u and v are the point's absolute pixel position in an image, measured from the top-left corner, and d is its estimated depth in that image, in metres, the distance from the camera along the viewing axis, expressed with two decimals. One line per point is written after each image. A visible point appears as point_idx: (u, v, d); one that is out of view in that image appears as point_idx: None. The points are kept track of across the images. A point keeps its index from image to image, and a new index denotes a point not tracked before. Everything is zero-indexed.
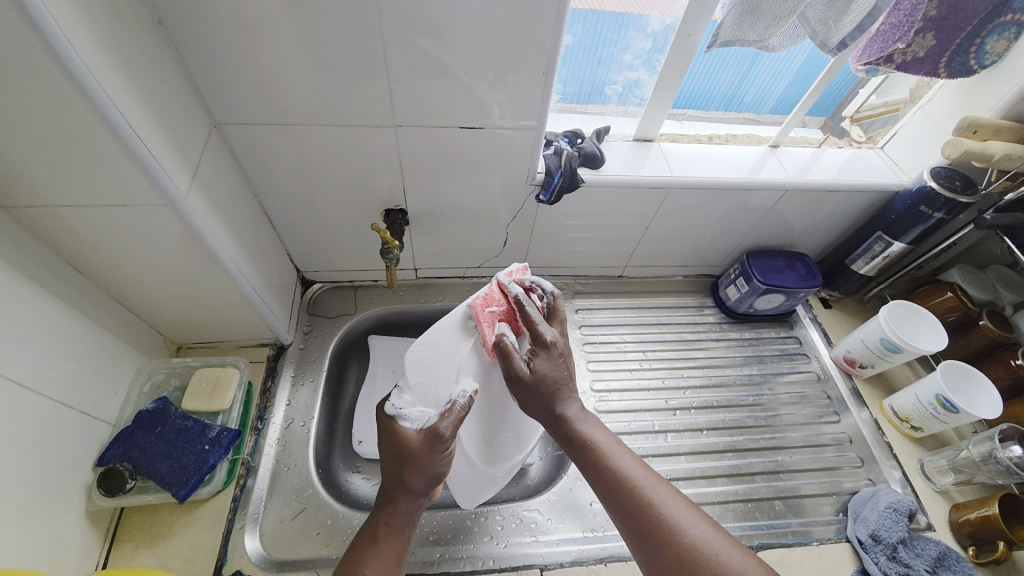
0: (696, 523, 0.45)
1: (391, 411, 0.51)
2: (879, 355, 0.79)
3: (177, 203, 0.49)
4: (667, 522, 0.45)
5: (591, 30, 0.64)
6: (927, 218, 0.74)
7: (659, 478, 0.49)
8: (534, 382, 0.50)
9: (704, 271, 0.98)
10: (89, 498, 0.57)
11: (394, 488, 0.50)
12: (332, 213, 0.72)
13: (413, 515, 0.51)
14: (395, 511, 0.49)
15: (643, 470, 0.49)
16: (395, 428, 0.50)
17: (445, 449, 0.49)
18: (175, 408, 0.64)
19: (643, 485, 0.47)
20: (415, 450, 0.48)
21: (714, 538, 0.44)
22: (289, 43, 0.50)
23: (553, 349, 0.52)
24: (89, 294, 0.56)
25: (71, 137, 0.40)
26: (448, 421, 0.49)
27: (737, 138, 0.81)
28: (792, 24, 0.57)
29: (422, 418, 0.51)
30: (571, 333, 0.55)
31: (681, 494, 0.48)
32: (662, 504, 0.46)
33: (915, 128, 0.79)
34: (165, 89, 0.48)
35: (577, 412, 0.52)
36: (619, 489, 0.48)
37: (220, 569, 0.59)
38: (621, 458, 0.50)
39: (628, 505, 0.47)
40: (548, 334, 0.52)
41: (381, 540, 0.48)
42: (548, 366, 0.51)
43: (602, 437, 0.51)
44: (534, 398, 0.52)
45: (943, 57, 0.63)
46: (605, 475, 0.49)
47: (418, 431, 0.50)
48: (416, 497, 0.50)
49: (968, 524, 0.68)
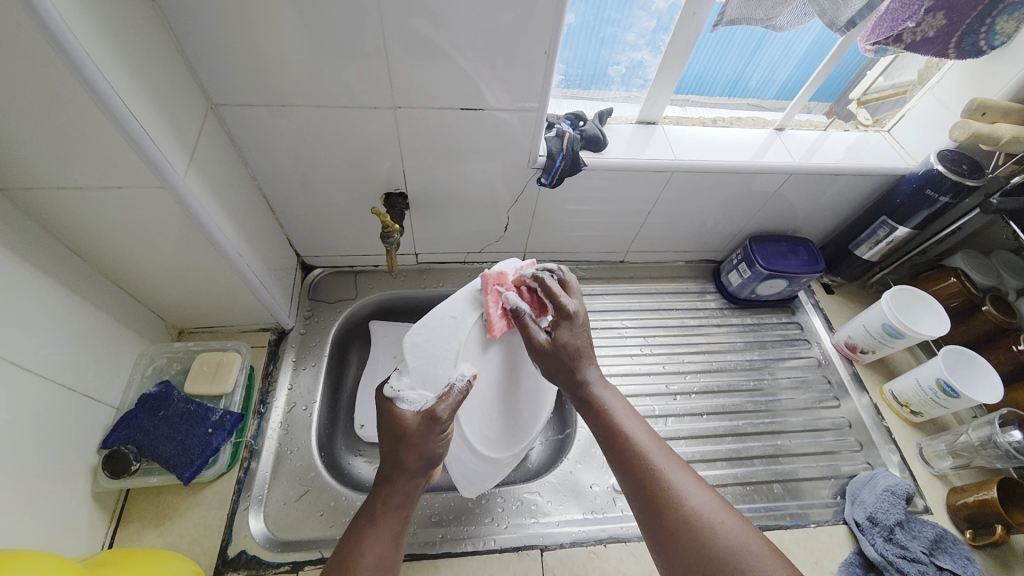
0: (702, 497, 0.45)
1: (390, 393, 0.52)
2: (880, 340, 0.79)
3: (174, 185, 0.48)
4: (674, 494, 0.45)
5: (594, 9, 0.63)
6: (933, 202, 0.73)
7: (671, 452, 0.49)
8: (555, 349, 0.53)
9: (706, 256, 0.97)
10: (94, 480, 0.58)
11: (392, 467, 0.50)
12: (331, 196, 0.72)
13: (410, 495, 0.51)
14: (393, 489, 0.50)
15: (654, 440, 0.50)
16: (393, 410, 0.51)
17: (442, 430, 0.51)
18: (178, 392, 0.65)
19: (652, 455, 0.48)
20: (412, 430, 0.49)
21: (719, 512, 0.44)
22: (285, 22, 0.49)
23: (574, 320, 0.54)
24: (89, 278, 0.56)
25: (65, 117, 0.40)
26: (446, 403, 0.51)
27: (741, 121, 0.80)
28: (799, 1, 0.56)
29: (420, 400, 0.51)
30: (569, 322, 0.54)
31: (689, 467, 0.48)
32: (670, 476, 0.46)
33: (923, 112, 0.77)
34: (160, 69, 0.47)
35: (596, 377, 0.54)
36: (629, 458, 0.48)
37: (225, 549, 0.60)
38: (634, 426, 0.50)
39: (637, 474, 0.47)
40: (572, 304, 0.54)
41: (379, 518, 0.49)
42: (569, 336, 0.53)
43: (618, 406, 0.52)
44: (556, 367, 0.54)
45: (954, 38, 0.61)
46: (617, 444, 0.50)
47: (416, 412, 0.50)
48: (414, 476, 0.50)
49: (965, 507, 0.68)
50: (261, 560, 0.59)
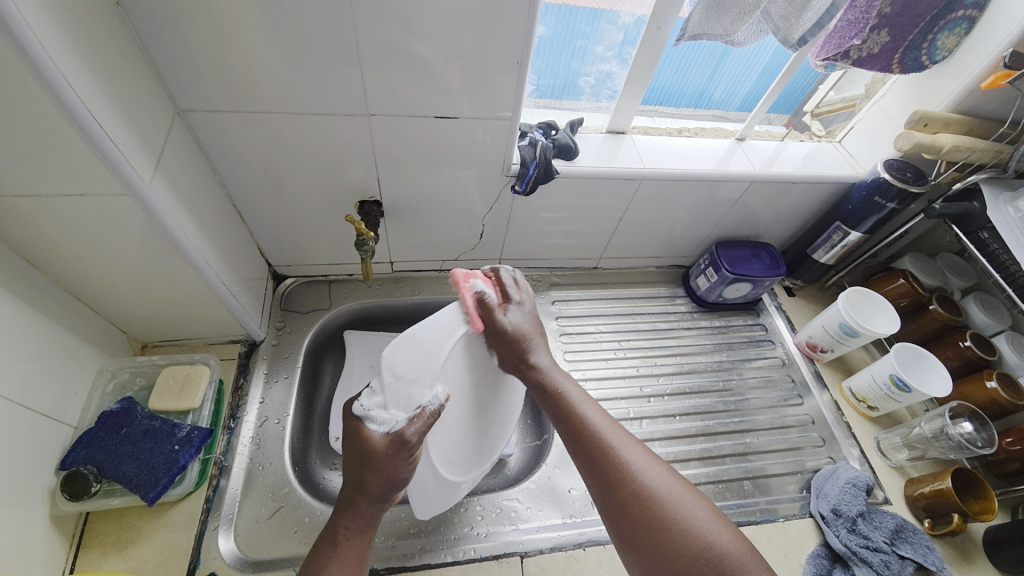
0: (654, 472, 0.46)
1: (359, 412, 0.50)
2: (838, 339, 0.83)
3: (139, 192, 0.47)
4: (627, 472, 0.46)
5: (564, 22, 0.65)
6: (881, 208, 0.78)
7: (622, 428, 0.51)
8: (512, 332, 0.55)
9: (675, 262, 1.01)
10: (51, 504, 0.55)
11: (355, 492, 0.49)
12: (303, 206, 0.71)
13: (375, 516, 0.50)
14: (354, 514, 0.49)
15: (608, 421, 0.51)
16: (362, 430, 0.49)
17: (411, 456, 0.49)
18: (141, 408, 0.62)
19: (608, 436, 0.49)
20: (379, 453, 0.48)
21: (669, 483, 0.46)
22: (257, 30, 0.49)
23: (521, 305, 0.57)
24: (46, 290, 0.54)
25: (25, 123, 0.38)
26: (415, 427, 0.49)
27: (705, 132, 0.83)
28: (755, 19, 0.59)
29: (389, 421, 0.49)
30: (522, 311, 0.57)
31: (642, 444, 0.49)
32: (625, 455, 0.48)
33: (871, 123, 0.83)
34: (125, 73, 0.46)
35: (548, 362, 0.55)
36: (585, 440, 0.49)
37: (193, 572, 0.57)
38: (588, 408, 0.52)
39: (591, 457, 0.48)
40: (520, 295, 0.58)
41: (340, 545, 0.48)
42: (521, 318, 0.56)
43: (571, 387, 0.53)
44: (511, 350, 0.55)
45: (898, 53, 0.66)
46: (570, 426, 0.51)
47: (384, 434, 0.49)
48: (377, 501, 0.49)
49: (923, 498, 0.72)
50: None
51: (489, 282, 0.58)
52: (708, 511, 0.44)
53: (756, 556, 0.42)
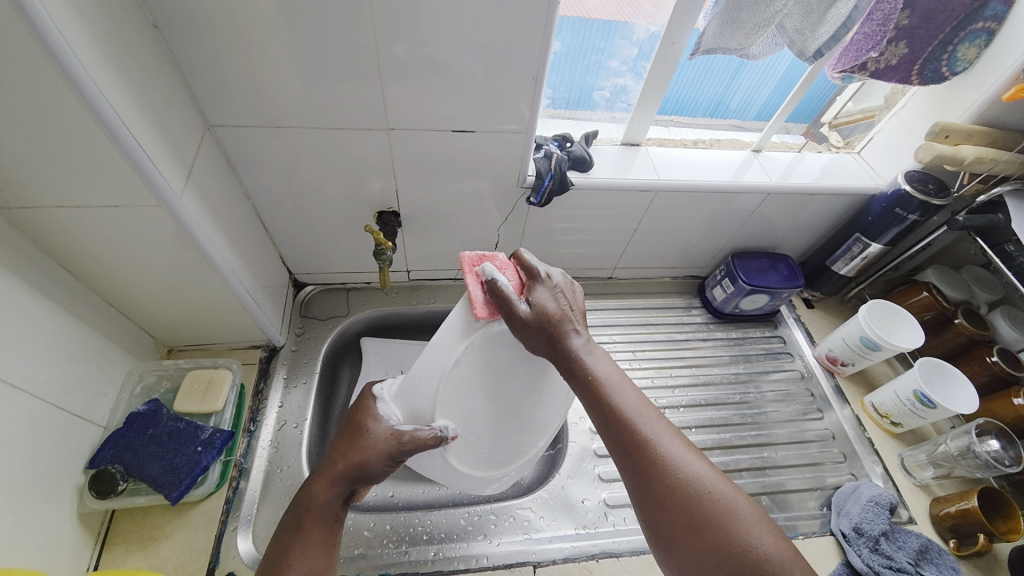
0: (690, 462, 0.45)
1: (377, 393, 0.57)
2: (859, 353, 0.81)
3: (170, 203, 0.49)
4: (665, 459, 0.44)
5: (579, 37, 0.66)
6: (902, 219, 0.77)
7: (659, 416, 0.49)
8: (537, 320, 0.49)
9: (691, 272, 1.00)
10: (80, 501, 0.57)
11: (322, 472, 0.51)
12: (324, 215, 0.73)
13: (341, 499, 0.51)
14: (320, 495, 0.50)
15: (641, 403, 0.49)
16: (369, 409, 0.55)
17: (398, 456, 0.51)
18: (166, 410, 0.64)
19: (643, 421, 0.47)
20: (366, 437, 0.52)
21: (710, 480, 0.44)
22: (283, 48, 0.51)
23: (547, 285, 0.52)
24: (81, 295, 0.56)
25: (66, 137, 0.41)
26: (414, 436, 0.52)
27: (721, 143, 0.83)
28: (770, 33, 0.60)
29: (394, 416, 0.54)
30: (549, 288, 0.52)
31: (679, 433, 0.47)
32: (661, 443, 0.46)
33: (890, 135, 0.82)
34: (159, 90, 0.48)
35: (581, 343, 0.51)
36: (618, 425, 0.47)
37: (213, 571, 0.59)
38: (622, 389, 0.49)
39: (625, 440, 0.46)
40: (549, 274, 0.53)
41: (305, 526, 0.49)
42: (548, 301, 0.51)
43: (605, 369, 0.50)
44: (537, 336, 0.50)
45: (916, 65, 0.66)
46: (603, 407, 0.48)
47: (387, 427, 0.53)
48: (344, 485, 0.51)
49: (949, 517, 0.70)
50: None
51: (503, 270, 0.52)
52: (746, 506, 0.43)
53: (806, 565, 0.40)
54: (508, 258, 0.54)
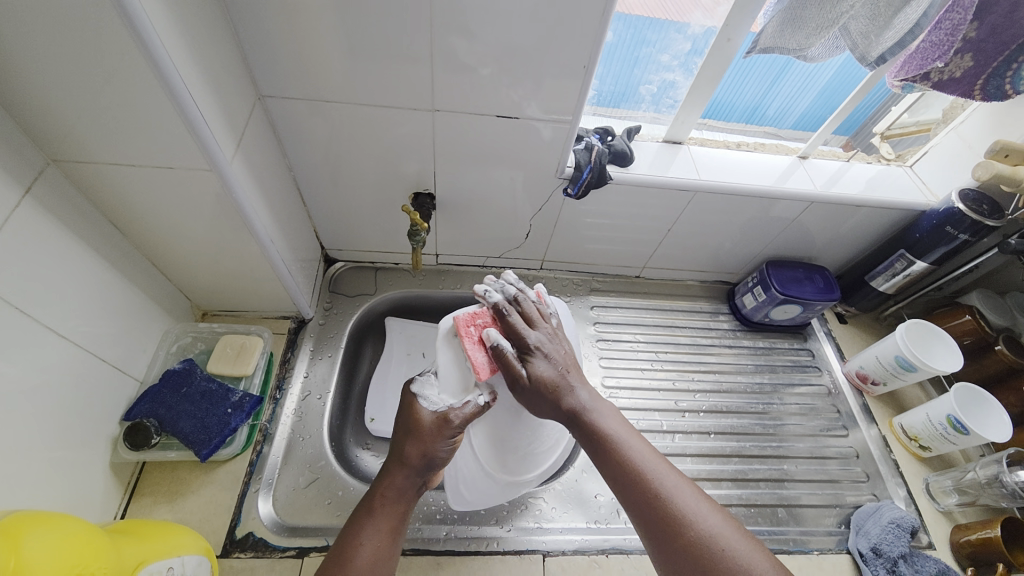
0: (707, 514, 0.45)
1: (416, 390, 0.56)
2: (892, 372, 0.79)
3: (221, 169, 0.50)
4: (677, 511, 0.45)
5: (632, 29, 0.65)
6: (952, 239, 0.74)
7: (673, 466, 0.49)
8: (539, 386, 0.53)
9: (721, 278, 0.98)
10: (114, 451, 0.59)
11: (394, 462, 0.52)
12: (361, 192, 0.74)
13: (411, 488, 0.52)
14: (391, 483, 0.51)
15: (656, 456, 0.50)
16: (413, 405, 0.55)
17: (452, 436, 0.54)
18: (200, 370, 0.66)
19: (655, 472, 0.48)
20: (424, 425, 0.53)
21: (722, 529, 0.44)
22: (339, 25, 0.51)
23: (542, 352, 0.56)
24: (129, 253, 0.58)
25: (131, 97, 0.42)
26: (461, 411, 0.54)
27: (764, 148, 0.81)
28: (832, 35, 0.58)
29: (438, 403, 0.55)
30: (546, 358, 0.55)
31: (693, 484, 0.48)
32: (673, 493, 0.46)
33: (947, 149, 0.79)
34: (218, 57, 0.49)
35: (587, 402, 0.54)
36: (631, 479, 0.48)
37: (233, 529, 0.60)
38: (633, 443, 0.50)
39: (636, 492, 0.47)
40: (538, 340, 0.56)
41: (377, 511, 0.50)
42: (545, 368, 0.54)
43: (615, 425, 0.52)
44: (538, 403, 0.54)
45: (979, 80, 0.62)
46: (616, 463, 0.49)
47: (432, 412, 0.54)
48: (413, 474, 0.52)
49: (969, 545, 0.68)
50: (267, 543, 0.60)
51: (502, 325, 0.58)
52: (769, 563, 0.42)
53: None
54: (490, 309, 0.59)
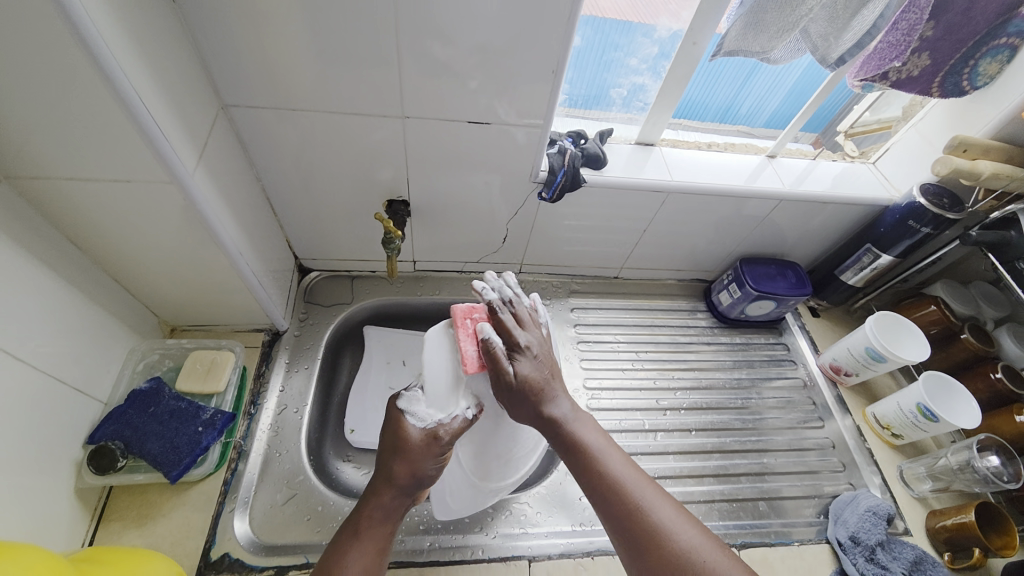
0: (683, 527, 0.45)
1: (403, 406, 0.54)
2: (864, 363, 0.81)
3: (182, 180, 0.48)
4: (658, 526, 0.45)
5: (600, 34, 0.65)
6: (914, 232, 0.76)
7: (652, 482, 0.50)
8: (519, 386, 0.53)
9: (697, 276, 1.00)
10: (78, 476, 0.57)
11: (381, 481, 0.51)
12: (333, 201, 0.72)
13: (399, 508, 0.51)
14: (378, 503, 0.50)
15: (634, 471, 0.50)
16: (400, 422, 0.53)
17: (441, 453, 0.53)
18: (168, 389, 0.64)
19: (634, 488, 0.48)
20: (412, 444, 0.52)
21: (703, 544, 0.44)
22: (302, 32, 0.50)
23: (530, 352, 0.56)
24: (88, 270, 0.56)
25: (80, 109, 0.40)
26: (449, 428, 0.54)
27: (734, 147, 0.83)
28: (793, 38, 0.59)
29: (428, 418, 0.54)
30: (529, 359, 0.55)
31: (672, 499, 0.48)
32: (653, 509, 0.46)
33: (908, 145, 0.82)
34: (177, 67, 0.48)
35: (567, 411, 0.54)
36: (609, 495, 0.48)
37: (208, 552, 0.58)
38: (612, 458, 0.51)
39: (616, 508, 0.47)
40: (525, 340, 0.56)
41: (364, 532, 0.48)
42: (531, 368, 0.54)
43: (594, 439, 0.52)
44: (518, 404, 0.54)
45: (937, 78, 0.65)
46: (596, 477, 0.49)
47: (421, 430, 0.53)
48: (401, 494, 0.51)
49: (944, 530, 0.70)
50: (244, 563, 0.58)
51: (495, 322, 0.57)
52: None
53: None
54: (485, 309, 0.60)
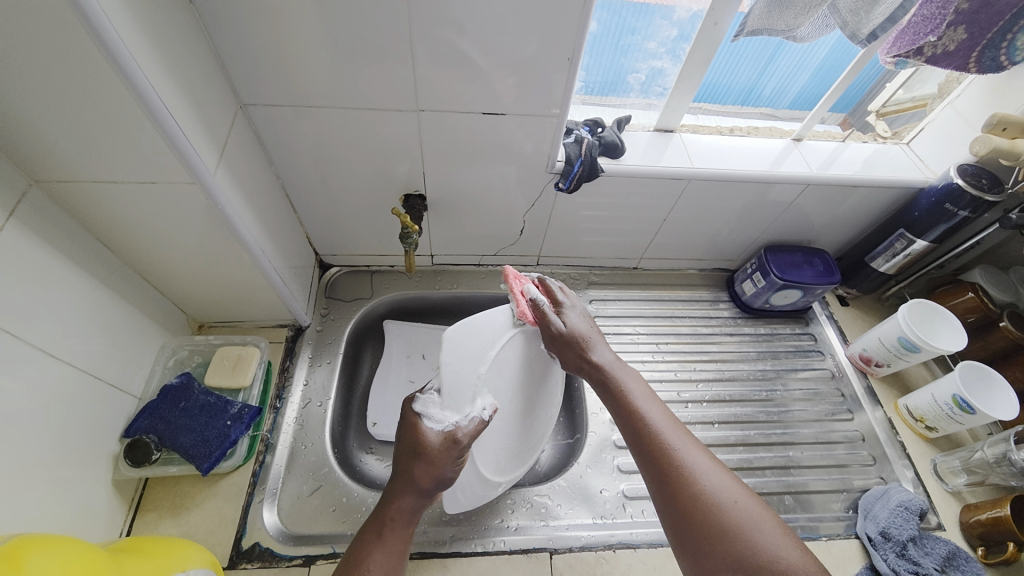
0: (714, 474, 0.46)
1: (419, 408, 0.53)
2: (896, 353, 0.78)
3: (205, 182, 0.49)
4: (688, 469, 0.47)
5: (616, 17, 0.64)
6: (952, 215, 0.73)
7: (686, 433, 0.51)
8: (568, 335, 0.59)
9: (719, 265, 0.97)
10: (115, 468, 0.59)
11: (403, 484, 0.52)
12: (351, 196, 0.73)
13: (418, 509, 0.53)
14: (401, 505, 0.51)
15: (671, 423, 0.52)
16: (418, 425, 0.52)
17: (459, 455, 0.53)
18: (198, 384, 0.66)
19: (667, 433, 0.50)
20: (432, 449, 0.51)
21: (730, 490, 0.45)
22: (316, 30, 0.50)
23: (574, 309, 0.62)
24: (118, 270, 0.58)
25: (106, 113, 0.41)
26: (467, 429, 0.53)
27: (758, 131, 0.80)
28: (821, 14, 0.56)
29: (445, 421, 0.53)
30: (574, 313, 0.62)
31: (707, 451, 0.49)
32: (684, 455, 0.48)
33: (944, 124, 0.78)
34: (195, 68, 0.48)
35: (609, 359, 0.59)
36: (644, 438, 0.50)
37: (239, 541, 0.61)
38: (651, 409, 0.53)
39: (649, 448, 0.50)
40: (567, 300, 0.63)
41: (386, 534, 0.50)
42: (578, 321, 0.61)
43: (635, 388, 0.55)
44: (568, 352, 0.60)
45: (974, 52, 0.61)
46: (634, 423, 0.52)
47: (439, 432, 0.52)
48: (422, 497, 0.52)
49: (978, 525, 0.67)
50: (273, 552, 0.60)
51: (540, 289, 0.64)
52: (774, 524, 0.43)
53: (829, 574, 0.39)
54: (535, 279, 0.65)
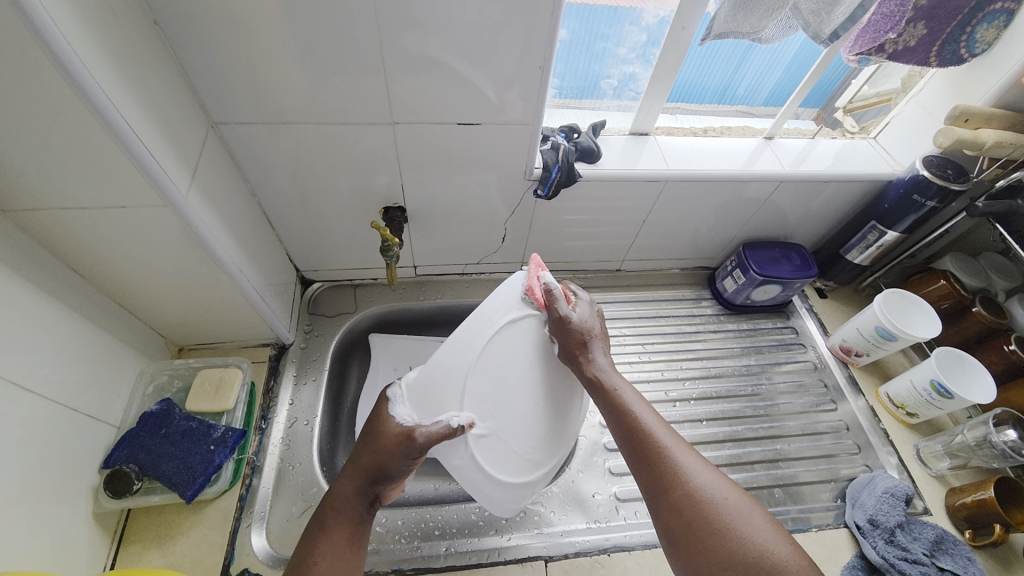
0: (703, 473, 0.50)
1: (389, 396, 0.60)
2: (874, 343, 0.80)
3: (177, 204, 0.49)
4: (677, 469, 0.50)
5: (586, 24, 0.64)
6: (920, 206, 0.75)
7: (673, 430, 0.54)
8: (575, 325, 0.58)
9: (701, 264, 0.99)
10: (95, 500, 0.58)
11: (347, 472, 0.54)
12: (330, 211, 0.72)
13: (363, 501, 0.53)
14: (342, 495, 0.53)
15: (659, 421, 0.54)
16: (378, 418, 0.57)
17: (411, 452, 0.54)
18: (179, 410, 0.65)
19: (656, 430, 0.53)
20: (381, 438, 0.55)
21: (719, 487, 0.49)
22: (285, 47, 0.50)
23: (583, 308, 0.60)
24: (92, 297, 0.57)
25: (70, 141, 0.40)
26: (427, 431, 0.54)
27: (731, 131, 0.82)
28: (784, 16, 0.58)
29: (406, 417, 0.57)
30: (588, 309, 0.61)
31: (692, 449, 0.52)
32: (674, 453, 0.51)
33: (908, 118, 0.80)
34: (162, 89, 0.48)
35: (604, 364, 0.58)
36: (635, 438, 0.53)
37: (228, 568, 0.59)
38: (641, 408, 0.55)
39: (641, 445, 0.52)
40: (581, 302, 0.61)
41: (329, 524, 0.51)
42: (585, 316, 0.59)
43: (625, 388, 0.56)
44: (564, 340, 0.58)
45: (934, 47, 0.63)
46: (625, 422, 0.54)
47: (397, 427, 0.56)
48: (366, 487, 0.54)
49: (965, 508, 0.69)
50: None
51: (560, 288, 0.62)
52: (759, 518, 0.47)
53: (810, 564, 0.44)
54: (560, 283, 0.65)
